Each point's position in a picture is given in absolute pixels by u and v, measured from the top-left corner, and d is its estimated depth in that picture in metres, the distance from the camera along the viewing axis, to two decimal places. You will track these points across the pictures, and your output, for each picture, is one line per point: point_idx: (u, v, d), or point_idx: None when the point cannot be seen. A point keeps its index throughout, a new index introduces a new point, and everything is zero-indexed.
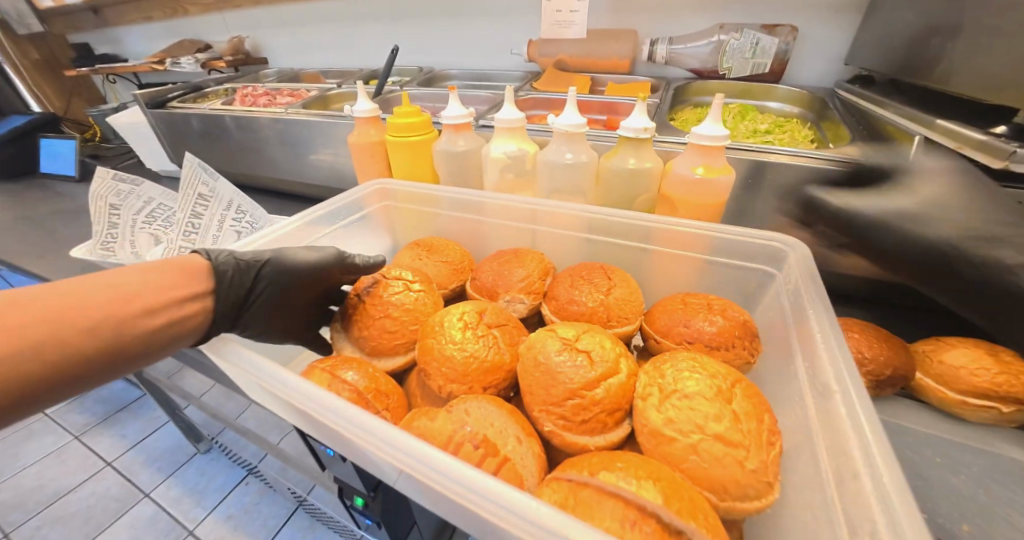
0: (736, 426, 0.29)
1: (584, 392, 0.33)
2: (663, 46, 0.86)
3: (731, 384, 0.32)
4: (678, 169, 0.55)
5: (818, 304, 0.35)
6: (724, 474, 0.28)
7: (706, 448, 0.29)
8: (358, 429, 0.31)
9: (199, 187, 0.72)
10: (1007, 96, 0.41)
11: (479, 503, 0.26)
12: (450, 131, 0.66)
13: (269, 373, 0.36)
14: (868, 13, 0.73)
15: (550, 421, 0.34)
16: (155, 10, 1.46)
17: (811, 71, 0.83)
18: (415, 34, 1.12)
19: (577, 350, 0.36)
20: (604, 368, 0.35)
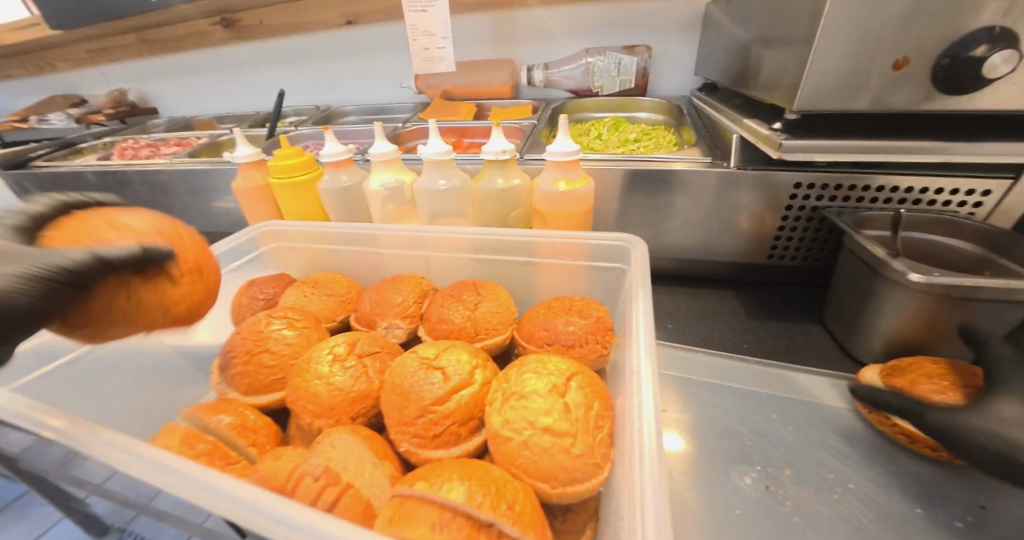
0: (564, 416, 0.32)
1: (434, 407, 0.35)
2: (539, 72, 0.92)
3: (567, 378, 0.35)
4: (543, 184, 0.59)
5: (643, 295, 0.40)
6: (552, 463, 0.30)
7: (536, 442, 0.31)
8: (194, 486, 0.30)
9: None
10: (783, 97, 0.50)
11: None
12: (331, 168, 0.67)
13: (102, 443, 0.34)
14: (702, 32, 0.84)
15: (405, 441, 0.35)
16: (16, 67, 1.36)
17: (670, 83, 0.94)
18: (309, 75, 1.13)
19: (433, 367, 0.37)
20: (456, 381, 0.36)
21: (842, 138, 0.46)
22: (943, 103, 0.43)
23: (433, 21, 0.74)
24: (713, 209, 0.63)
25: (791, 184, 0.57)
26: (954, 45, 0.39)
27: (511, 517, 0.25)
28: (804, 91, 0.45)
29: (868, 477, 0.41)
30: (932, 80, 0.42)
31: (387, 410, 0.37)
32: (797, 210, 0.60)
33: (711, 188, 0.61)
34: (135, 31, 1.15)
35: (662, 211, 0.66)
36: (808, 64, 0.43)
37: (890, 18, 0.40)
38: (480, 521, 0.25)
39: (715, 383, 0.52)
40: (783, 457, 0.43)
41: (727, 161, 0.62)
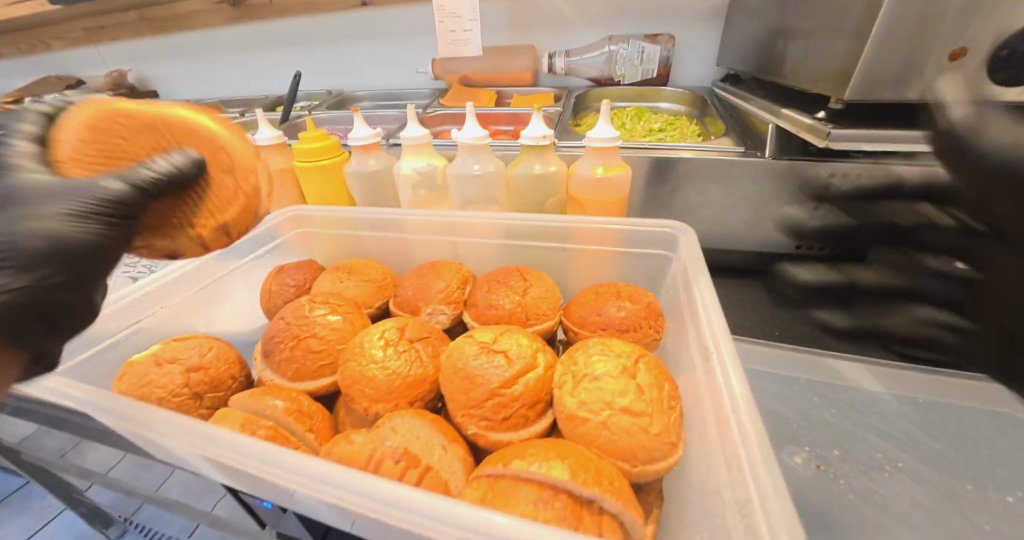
0: (639, 397, 0.32)
1: (503, 390, 0.35)
2: (560, 59, 0.92)
3: (635, 360, 0.35)
4: (581, 171, 0.58)
5: (702, 283, 0.40)
6: (633, 443, 0.30)
7: (615, 422, 0.31)
8: (267, 465, 0.29)
9: None
10: (826, 87, 0.51)
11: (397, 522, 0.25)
12: (360, 152, 0.65)
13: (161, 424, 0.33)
14: (727, 22, 0.84)
15: (473, 424, 0.35)
16: (6, 45, 1.30)
17: (690, 73, 0.93)
18: (319, 58, 1.10)
19: (495, 351, 0.37)
20: (521, 365, 0.36)
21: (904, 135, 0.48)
22: (995, 94, 0.43)
23: (460, 4, 0.72)
24: (745, 198, 0.63)
25: (826, 174, 0.58)
26: (1013, 37, 0.40)
27: (614, 493, 0.25)
28: (854, 81, 0.46)
29: (914, 457, 0.42)
30: (987, 71, 0.42)
31: (452, 392, 0.37)
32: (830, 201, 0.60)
33: (746, 177, 0.62)
34: (136, 9, 1.11)
35: (693, 200, 0.66)
36: (863, 53, 0.44)
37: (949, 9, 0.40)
38: (581, 497, 0.25)
39: (754, 369, 0.53)
40: (829, 438, 0.44)
41: (760, 151, 0.62)
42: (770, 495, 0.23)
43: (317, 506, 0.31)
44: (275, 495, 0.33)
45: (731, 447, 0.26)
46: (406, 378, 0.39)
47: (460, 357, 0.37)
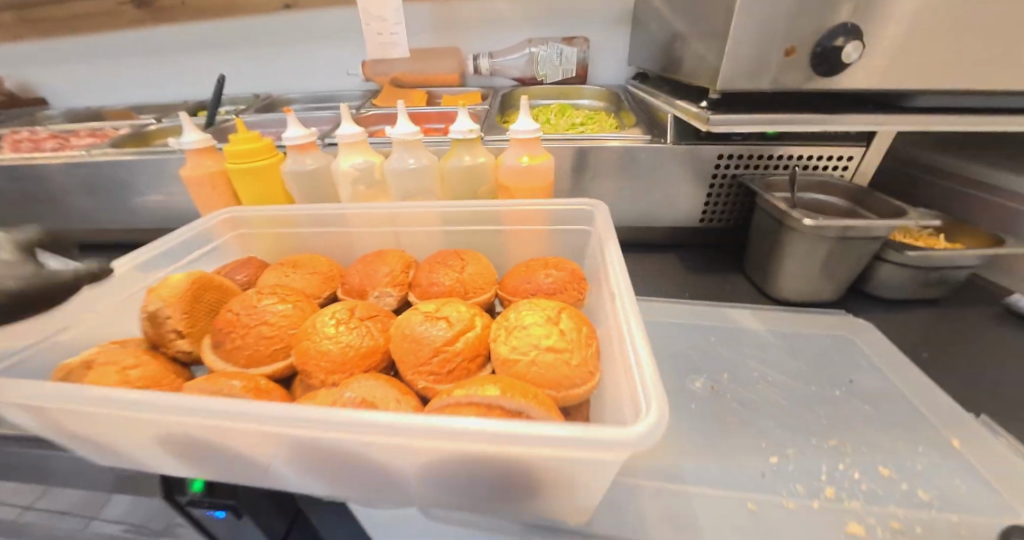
0: (561, 337, 0.38)
1: (447, 346, 0.40)
2: (485, 61, 0.97)
3: (559, 310, 0.42)
4: (508, 160, 0.65)
5: (612, 247, 0.48)
6: (558, 373, 0.37)
7: (542, 358, 0.37)
8: (228, 415, 0.31)
9: None
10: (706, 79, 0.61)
11: (369, 435, 0.29)
12: (295, 151, 0.67)
13: (108, 398, 0.34)
14: (631, 26, 0.94)
15: (422, 379, 0.40)
16: None
17: (605, 72, 1.03)
18: (240, 61, 1.07)
19: (437, 317, 0.42)
20: (461, 326, 0.42)
21: (764, 116, 0.59)
22: (818, 83, 0.55)
23: (385, 7, 0.76)
24: (654, 179, 0.73)
25: (715, 155, 0.69)
26: (822, 37, 0.52)
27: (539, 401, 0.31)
28: (724, 73, 0.56)
29: (785, 374, 0.53)
30: (810, 64, 0.54)
31: (402, 355, 0.41)
32: (721, 178, 0.71)
33: (652, 161, 0.71)
34: (16, 9, 1.01)
35: (611, 184, 0.75)
36: (727, 50, 0.54)
37: (782, 15, 0.51)
38: (512, 408, 0.31)
39: (665, 321, 0.62)
40: (724, 366, 0.54)
41: (664, 138, 0.72)
42: (650, 380, 0.30)
43: (287, 452, 0.34)
44: (242, 451, 0.35)
45: (629, 360, 0.34)
46: (357, 348, 0.43)
47: (407, 324, 0.42)
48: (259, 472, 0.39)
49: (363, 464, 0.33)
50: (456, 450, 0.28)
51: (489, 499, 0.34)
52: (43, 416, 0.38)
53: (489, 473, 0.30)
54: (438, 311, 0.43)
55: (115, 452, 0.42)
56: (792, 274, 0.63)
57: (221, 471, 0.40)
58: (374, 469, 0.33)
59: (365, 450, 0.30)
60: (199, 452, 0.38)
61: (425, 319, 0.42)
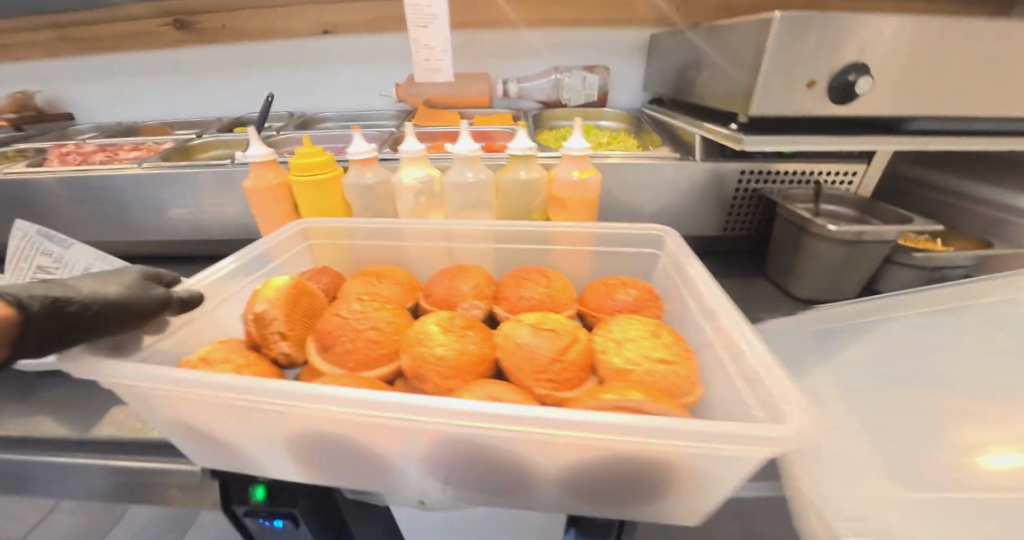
0: (668, 349, 0.40)
1: (561, 354, 0.40)
2: (514, 85, 1.05)
3: (659, 325, 0.43)
4: (562, 175, 0.71)
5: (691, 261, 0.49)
6: (671, 381, 0.38)
7: (655, 369, 0.38)
8: (368, 401, 0.33)
9: (39, 257, 0.63)
10: (736, 104, 0.69)
11: (534, 423, 0.30)
12: (358, 165, 0.71)
13: (236, 384, 0.35)
14: (648, 57, 1.04)
15: (541, 387, 0.39)
16: None
17: (623, 97, 1.12)
18: (275, 81, 1.11)
19: (542, 328, 0.42)
20: (567, 336, 0.42)
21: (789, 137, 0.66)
22: (834, 109, 0.63)
23: (434, 36, 0.81)
24: (685, 192, 0.80)
25: (738, 172, 0.77)
26: (838, 72, 0.60)
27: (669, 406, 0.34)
28: (757, 98, 0.63)
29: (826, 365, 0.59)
30: (827, 93, 0.62)
31: (515, 359, 0.41)
32: (744, 192, 0.79)
33: (683, 176, 0.79)
34: (54, 27, 1.03)
35: (645, 197, 0.82)
36: (760, 79, 0.62)
37: (808, 52, 0.59)
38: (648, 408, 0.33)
39: None
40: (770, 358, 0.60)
41: (692, 156, 0.80)
42: (781, 385, 0.31)
43: (423, 447, 0.35)
44: (376, 445, 0.36)
45: (746, 368, 0.34)
46: (467, 354, 0.42)
47: (512, 334, 0.42)
48: (376, 470, 0.39)
49: (495, 454, 0.33)
50: (610, 440, 0.30)
51: (615, 499, 0.35)
52: (171, 399, 0.39)
53: (630, 467, 0.32)
54: (544, 322, 0.43)
55: (223, 450, 0.42)
56: (809, 277, 0.71)
57: (332, 469, 0.40)
58: (505, 461, 0.33)
59: (515, 440, 0.32)
60: (319, 446, 0.38)
61: (531, 329, 0.42)
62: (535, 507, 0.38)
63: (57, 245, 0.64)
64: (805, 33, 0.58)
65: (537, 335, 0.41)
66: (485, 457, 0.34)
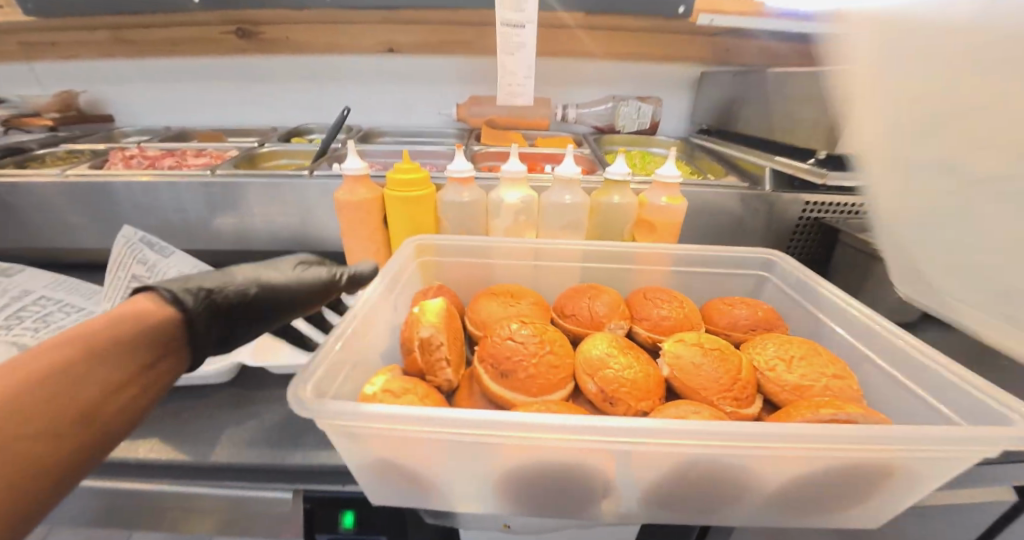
0: (835, 367, 0.47)
1: (741, 373, 0.47)
2: (573, 110, 1.09)
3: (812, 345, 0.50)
4: (653, 200, 0.75)
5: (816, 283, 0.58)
6: (849, 394, 0.45)
7: (833, 384, 0.46)
8: (641, 429, 0.36)
9: (134, 267, 0.64)
10: (815, 141, 0.72)
11: (777, 443, 0.35)
12: (457, 184, 0.72)
13: (502, 417, 0.37)
14: (699, 91, 1.10)
15: (728, 404, 0.46)
16: None
17: (670, 127, 1.18)
18: (334, 94, 1.12)
19: (710, 349, 0.49)
20: (734, 357, 0.48)
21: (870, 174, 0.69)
22: None
23: (518, 63, 0.84)
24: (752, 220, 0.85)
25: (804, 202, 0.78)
26: None
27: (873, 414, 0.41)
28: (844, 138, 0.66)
29: None
30: None
31: (696, 379, 0.47)
32: (807, 220, 0.80)
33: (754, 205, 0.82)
34: (112, 29, 1.02)
35: (715, 222, 0.84)
36: (850, 123, 0.65)
37: None
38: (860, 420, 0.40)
39: None
40: None
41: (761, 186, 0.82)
42: (988, 390, 0.39)
43: (669, 466, 0.39)
44: (611, 465, 0.39)
45: (938, 378, 0.43)
46: (647, 374, 0.48)
47: (685, 355, 0.48)
48: (591, 491, 0.42)
49: (745, 470, 0.38)
50: (839, 454, 0.35)
51: (815, 507, 0.40)
52: (382, 440, 0.39)
53: (846, 479, 0.37)
54: (707, 343, 0.50)
55: (433, 487, 0.42)
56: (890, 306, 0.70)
57: (535, 500, 0.42)
58: (751, 474, 0.38)
59: (751, 457, 0.36)
60: (535, 470, 0.41)
61: (700, 351, 0.49)
62: (732, 519, 0.42)
63: (158, 254, 0.66)
64: None
65: (708, 357, 0.48)
66: (727, 473, 0.39)
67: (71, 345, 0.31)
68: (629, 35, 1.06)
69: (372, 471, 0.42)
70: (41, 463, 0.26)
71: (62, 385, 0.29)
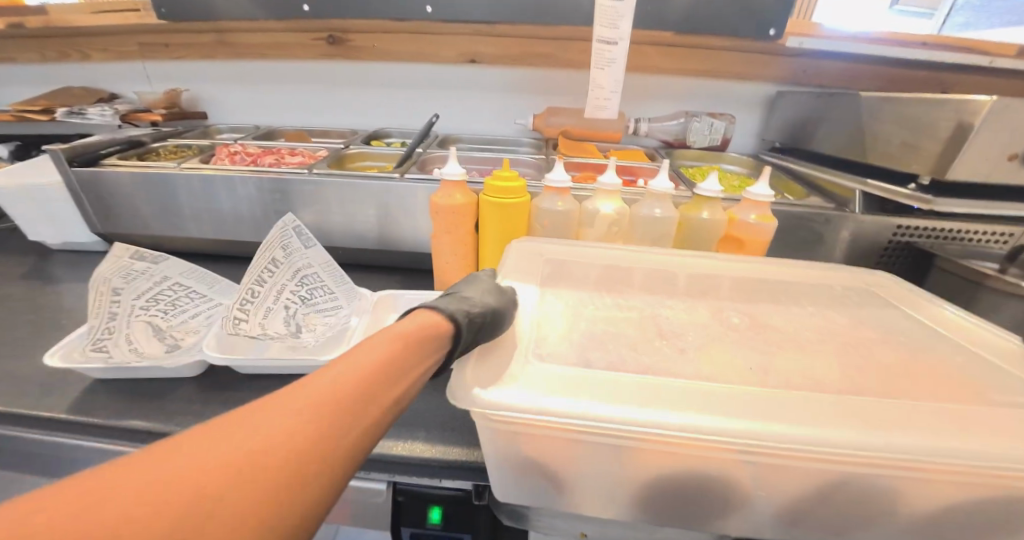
0: None
1: None
2: (645, 124, 1.10)
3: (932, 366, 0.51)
4: (742, 217, 0.76)
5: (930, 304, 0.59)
6: None
7: None
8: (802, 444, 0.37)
9: (273, 251, 0.68)
10: (916, 166, 0.72)
11: (927, 463, 0.37)
12: (556, 193, 0.75)
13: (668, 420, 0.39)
14: (772, 110, 1.11)
15: None
16: (25, 49, 1.15)
17: (738, 145, 1.19)
18: (413, 99, 1.16)
19: None
20: None
21: (978, 201, 0.69)
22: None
23: (610, 78, 0.86)
24: (839, 242, 0.84)
25: (892, 228, 0.81)
26: None
27: None
28: (954, 167, 0.67)
29: None
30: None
31: None
32: (897, 243, 0.83)
33: (841, 229, 0.83)
34: (216, 32, 1.08)
35: (798, 239, 0.86)
36: (965, 150, 0.65)
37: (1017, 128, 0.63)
38: None
39: None
40: None
41: (848, 209, 0.83)
42: None
43: (811, 484, 0.40)
44: (752, 480, 0.41)
45: None
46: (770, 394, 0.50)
47: None
48: (722, 505, 0.43)
49: (892, 491, 0.39)
50: (995, 480, 0.36)
51: (952, 532, 0.41)
52: (528, 439, 0.42)
53: (990, 503, 0.38)
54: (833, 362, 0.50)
55: (570, 485, 0.44)
56: None
57: (666, 510, 0.44)
58: (894, 497, 0.39)
59: (901, 478, 0.38)
60: (675, 479, 0.42)
61: None
62: None
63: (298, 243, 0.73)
64: (1015, 112, 0.61)
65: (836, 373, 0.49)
66: (871, 494, 0.39)
67: (368, 372, 0.35)
68: (708, 53, 1.07)
69: (515, 469, 0.44)
70: (322, 482, 0.29)
71: (343, 417, 0.32)
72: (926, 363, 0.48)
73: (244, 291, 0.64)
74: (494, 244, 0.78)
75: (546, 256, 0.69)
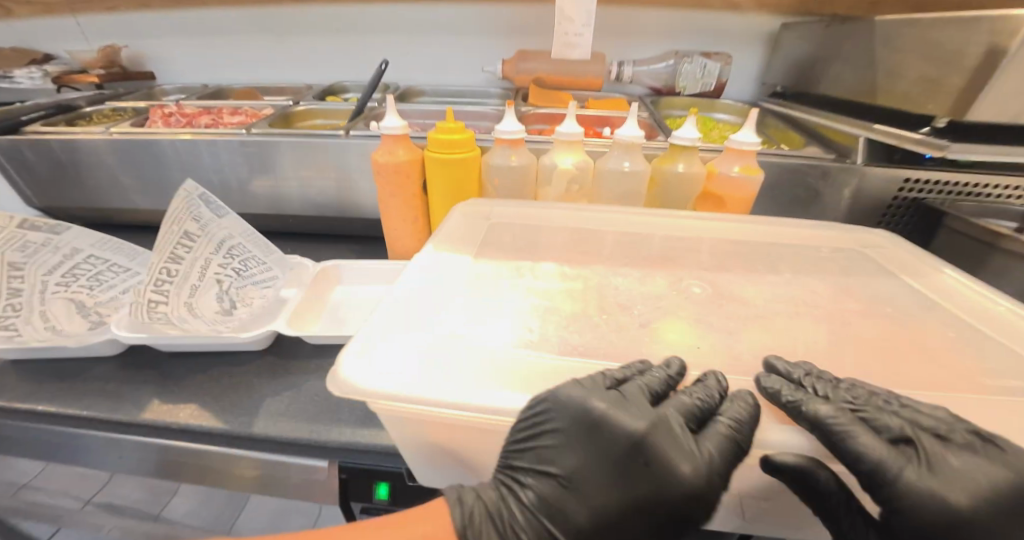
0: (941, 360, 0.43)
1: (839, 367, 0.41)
2: (629, 68, 0.98)
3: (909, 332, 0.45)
4: (723, 170, 0.66)
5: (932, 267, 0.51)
6: None
7: None
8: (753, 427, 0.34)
9: (187, 223, 0.62)
10: (932, 107, 0.61)
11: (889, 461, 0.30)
12: (508, 146, 0.66)
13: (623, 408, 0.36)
14: (775, 45, 0.97)
15: None
16: None
17: (736, 88, 1.06)
18: (370, 47, 1.05)
19: None
20: None
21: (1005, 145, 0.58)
22: None
23: (579, 8, 0.75)
24: (838, 198, 0.74)
25: (900, 181, 0.71)
26: None
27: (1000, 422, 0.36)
28: (977, 106, 0.55)
29: None
30: None
31: None
32: (902, 200, 0.73)
33: (839, 183, 0.73)
34: None
35: (791, 194, 0.76)
36: (992, 83, 0.53)
37: None
38: None
39: None
40: None
41: (850, 159, 0.73)
42: None
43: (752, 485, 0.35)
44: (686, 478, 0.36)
45: None
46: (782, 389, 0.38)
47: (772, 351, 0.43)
48: None
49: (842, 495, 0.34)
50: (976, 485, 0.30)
51: None
52: (448, 426, 0.37)
53: None
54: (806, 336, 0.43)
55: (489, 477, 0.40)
56: None
57: None
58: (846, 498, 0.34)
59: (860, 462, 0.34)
60: None
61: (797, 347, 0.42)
62: None
63: (213, 212, 0.66)
64: None
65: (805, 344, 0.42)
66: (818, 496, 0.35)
67: None
68: None
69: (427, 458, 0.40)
70: None
71: None
72: (912, 338, 0.41)
73: (157, 269, 0.58)
74: (442, 207, 0.71)
75: (492, 220, 0.62)
